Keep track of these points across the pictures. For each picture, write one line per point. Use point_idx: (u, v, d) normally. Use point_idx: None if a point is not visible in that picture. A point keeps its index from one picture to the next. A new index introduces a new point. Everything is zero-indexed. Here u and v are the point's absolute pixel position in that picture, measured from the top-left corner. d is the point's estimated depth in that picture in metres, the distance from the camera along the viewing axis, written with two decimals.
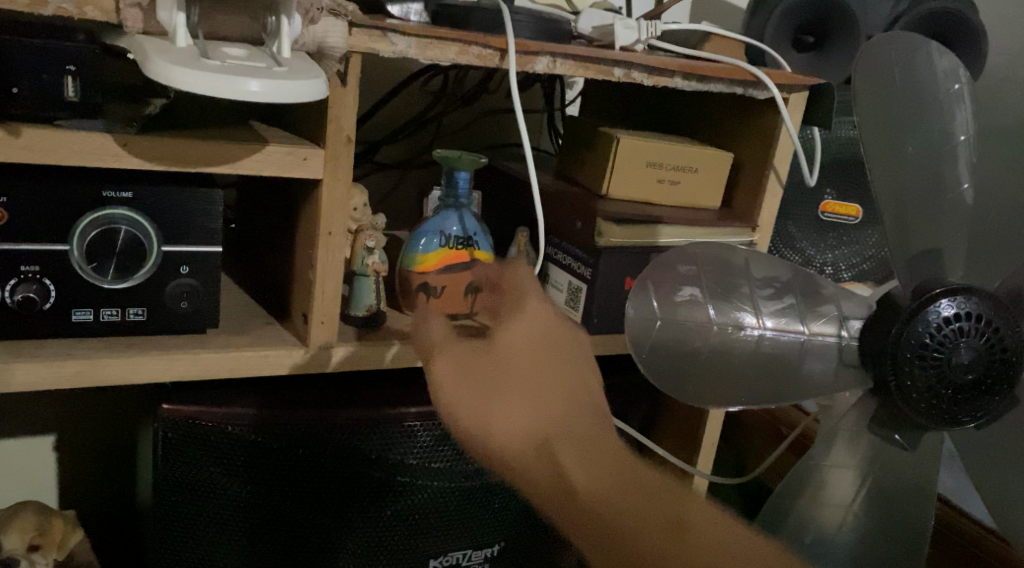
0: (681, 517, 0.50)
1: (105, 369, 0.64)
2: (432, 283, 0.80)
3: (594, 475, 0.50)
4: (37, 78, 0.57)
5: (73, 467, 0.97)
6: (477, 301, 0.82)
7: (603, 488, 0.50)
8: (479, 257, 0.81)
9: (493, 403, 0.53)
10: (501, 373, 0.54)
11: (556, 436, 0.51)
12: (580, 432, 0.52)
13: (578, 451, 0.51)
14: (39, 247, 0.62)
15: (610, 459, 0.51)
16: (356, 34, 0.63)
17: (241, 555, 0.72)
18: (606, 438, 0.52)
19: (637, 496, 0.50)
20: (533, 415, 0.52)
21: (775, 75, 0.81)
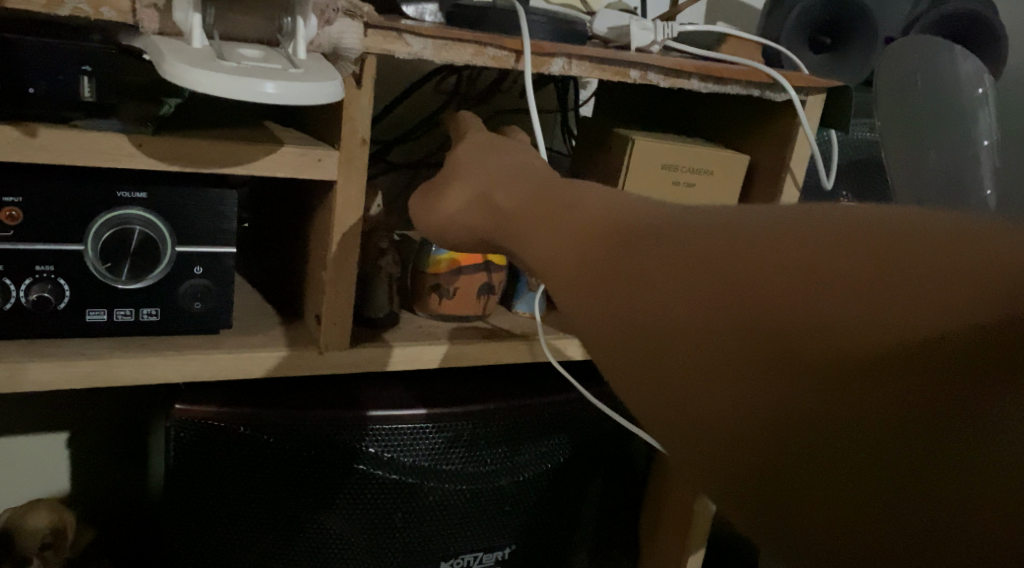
0: (704, 245, 0.39)
1: (118, 369, 0.64)
2: (445, 285, 0.80)
3: (605, 249, 0.44)
4: (53, 78, 0.57)
5: (84, 464, 0.97)
6: (487, 302, 0.82)
7: (626, 262, 0.42)
8: (491, 261, 0.81)
9: (530, 221, 0.52)
10: (531, 212, 0.53)
11: (574, 250, 0.46)
12: (608, 214, 0.47)
13: (598, 250, 0.45)
14: (54, 247, 0.62)
15: (628, 214, 0.46)
16: (372, 35, 0.62)
17: (251, 554, 0.72)
18: (645, 220, 0.44)
19: (673, 257, 0.40)
20: (569, 236, 0.48)
21: (793, 77, 0.81)
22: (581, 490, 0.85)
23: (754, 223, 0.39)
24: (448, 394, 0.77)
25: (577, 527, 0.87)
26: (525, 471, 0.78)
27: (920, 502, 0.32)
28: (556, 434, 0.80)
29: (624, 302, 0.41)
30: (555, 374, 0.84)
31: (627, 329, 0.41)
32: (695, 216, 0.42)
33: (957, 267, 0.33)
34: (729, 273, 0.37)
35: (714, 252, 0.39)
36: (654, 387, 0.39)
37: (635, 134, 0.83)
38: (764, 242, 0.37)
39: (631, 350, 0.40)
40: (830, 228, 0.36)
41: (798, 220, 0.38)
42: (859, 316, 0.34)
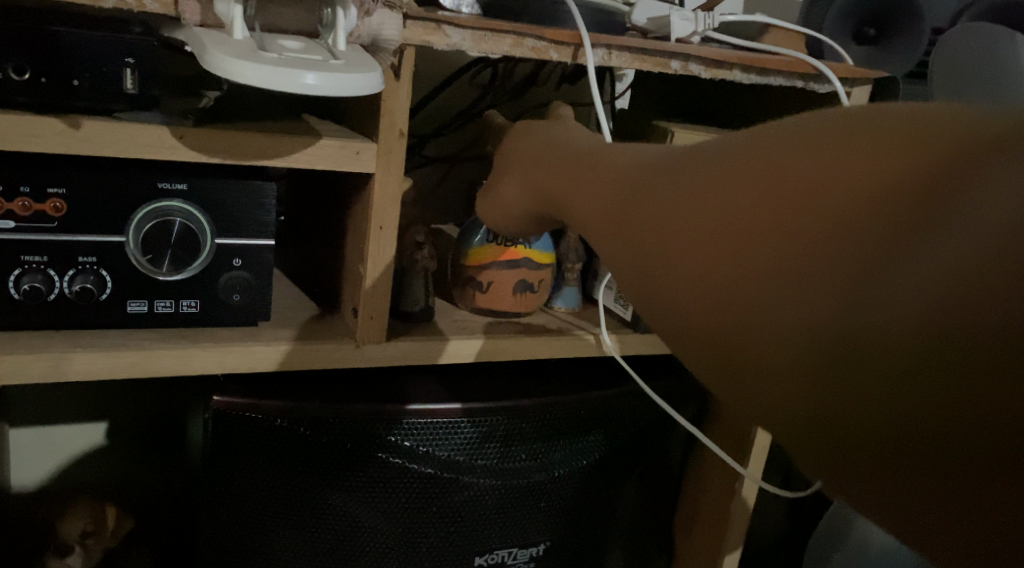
0: (712, 192, 0.38)
1: (159, 360, 0.64)
2: (481, 278, 0.79)
3: (626, 202, 0.43)
4: (97, 71, 0.57)
5: (123, 454, 0.98)
6: (526, 299, 0.80)
7: (645, 215, 0.41)
8: (530, 255, 0.79)
9: (573, 182, 0.51)
10: (571, 173, 0.52)
11: (603, 208, 0.46)
12: (630, 168, 0.46)
13: (621, 202, 0.44)
14: (97, 239, 0.62)
15: (647, 164, 0.45)
16: (411, 27, 0.62)
17: (287, 545, 0.73)
18: (660, 167, 0.43)
19: (684, 207, 0.39)
20: (600, 193, 0.47)
21: (838, 68, 0.79)
22: (617, 487, 0.85)
23: (762, 159, 0.37)
24: (484, 389, 0.77)
25: (613, 523, 0.86)
26: (561, 467, 0.78)
27: (945, 442, 0.32)
28: (592, 431, 0.79)
29: (645, 256, 0.41)
30: (592, 370, 0.84)
31: (652, 284, 0.40)
32: (705, 152, 0.41)
33: (961, 201, 0.32)
34: (732, 229, 0.37)
35: (722, 199, 0.38)
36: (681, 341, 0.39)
37: (674, 127, 0.82)
38: (771, 186, 0.36)
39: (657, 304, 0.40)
40: (835, 165, 0.35)
41: (806, 150, 0.36)
42: (867, 262, 0.33)
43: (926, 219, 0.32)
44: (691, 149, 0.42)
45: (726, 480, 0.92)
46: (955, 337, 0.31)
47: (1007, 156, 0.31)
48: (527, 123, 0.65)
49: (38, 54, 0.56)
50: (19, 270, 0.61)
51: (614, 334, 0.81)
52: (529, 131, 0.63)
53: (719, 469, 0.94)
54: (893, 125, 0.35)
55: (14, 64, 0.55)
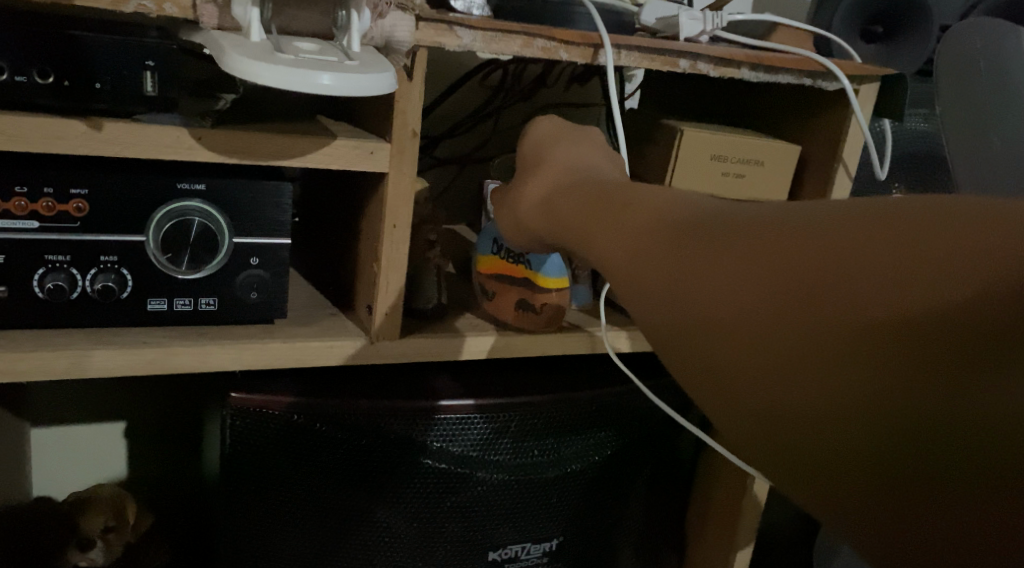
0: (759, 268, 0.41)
1: (178, 357, 0.65)
2: (485, 287, 0.79)
3: (664, 255, 0.46)
4: (119, 74, 0.59)
5: (141, 451, 0.99)
6: (523, 317, 0.77)
7: (686, 277, 0.44)
8: (530, 274, 0.76)
9: (597, 209, 0.53)
10: (593, 203, 0.54)
11: (634, 251, 0.48)
12: (669, 214, 0.48)
13: (658, 254, 0.46)
14: (118, 238, 0.64)
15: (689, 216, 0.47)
16: (423, 28, 0.63)
17: (304, 539, 0.74)
18: (703, 225, 0.45)
19: (729, 279, 0.42)
20: (628, 232, 0.49)
21: (846, 66, 0.80)
22: (628, 483, 0.85)
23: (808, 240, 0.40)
24: (496, 385, 0.78)
25: (625, 519, 0.87)
26: (572, 462, 0.79)
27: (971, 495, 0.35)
28: (603, 426, 0.80)
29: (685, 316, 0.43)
30: (603, 366, 0.84)
31: (690, 343, 0.43)
32: (747, 226, 0.43)
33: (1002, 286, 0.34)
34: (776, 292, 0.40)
35: (772, 278, 0.40)
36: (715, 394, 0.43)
37: (684, 125, 0.83)
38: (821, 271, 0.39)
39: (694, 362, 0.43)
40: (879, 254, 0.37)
41: (853, 236, 0.39)
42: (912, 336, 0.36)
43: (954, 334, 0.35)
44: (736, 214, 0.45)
45: (737, 476, 0.93)
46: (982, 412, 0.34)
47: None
48: (543, 133, 0.65)
49: (60, 58, 0.57)
50: (42, 269, 0.63)
51: (625, 331, 0.82)
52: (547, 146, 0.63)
53: (730, 466, 0.94)
54: (933, 221, 0.37)
55: (37, 69, 0.57)
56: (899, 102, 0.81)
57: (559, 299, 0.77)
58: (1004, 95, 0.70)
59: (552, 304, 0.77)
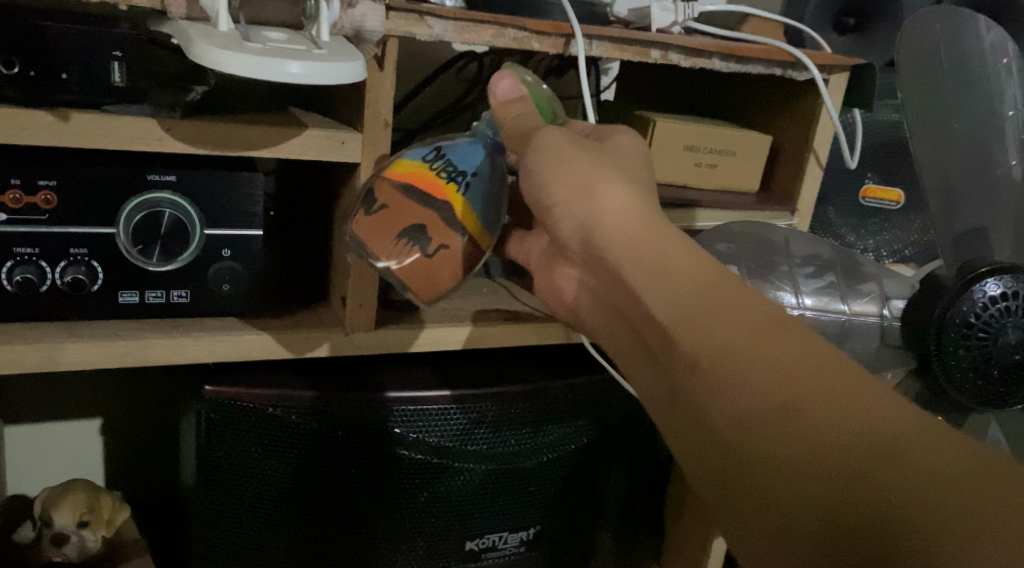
0: (800, 400, 0.46)
1: (151, 349, 0.65)
2: (379, 196, 0.62)
3: (725, 340, 0.50)
4: (86, 64, 0.58)
5: (118, 447, 0.99)
6: (406, 254, 0.62)
7: (733, 366, 0.49)
8: (452, 208, 0.62)
9: (638, 244, 0.56)
10: (641, 253, 0.56)
11: (702, 312, 0.52)
12: (749, 308, 0.51)
13: (722, 336, 0.50)
14: (88, 230, 0.64)
15: (770, 322, 0.50)
16: (393, 18, 0.63)
17: (279, 535, 0.73)
18: (730, 319, 0.51)
19: (770, 393, 0.47)
20: (698, 295, 0.53)
21: (816, 56, 0.80)
22: (607, 474, 0.85)
23: (852, 409, 0.45)
24: (472, 376, 0.78)
25: (604, 510, 0.87)
26: (549, 452, 0.79)
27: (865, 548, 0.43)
28: (581, 416, 0.80)
29: (717, 389, 0.49)
30: (579, 356, 0.85)
31: (711, 404, 0.49)
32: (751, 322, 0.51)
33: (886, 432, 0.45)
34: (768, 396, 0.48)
35: (798, 409, 0.46)
36: (696, 435, 0.51)
37: (656, 116, 0.83)
38: (840, 432, 0.45)
39: (703, 407, 0.50)
40: (883, 428, 0.44)
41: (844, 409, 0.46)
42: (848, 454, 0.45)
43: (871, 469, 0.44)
44: (802, 359, 0.48)
45: None
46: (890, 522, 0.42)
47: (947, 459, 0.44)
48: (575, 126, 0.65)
49: (27, 49, 0.57)
50: (12, 261, 0.62)
51: None
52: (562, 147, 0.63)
53: None
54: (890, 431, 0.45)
55: (3, 59, 0.56)
56: (869, 92, 0.82)
57: (459, 260, 0.63)
58: (968, 77, 0.68)
59: (447, 263, 0.63)
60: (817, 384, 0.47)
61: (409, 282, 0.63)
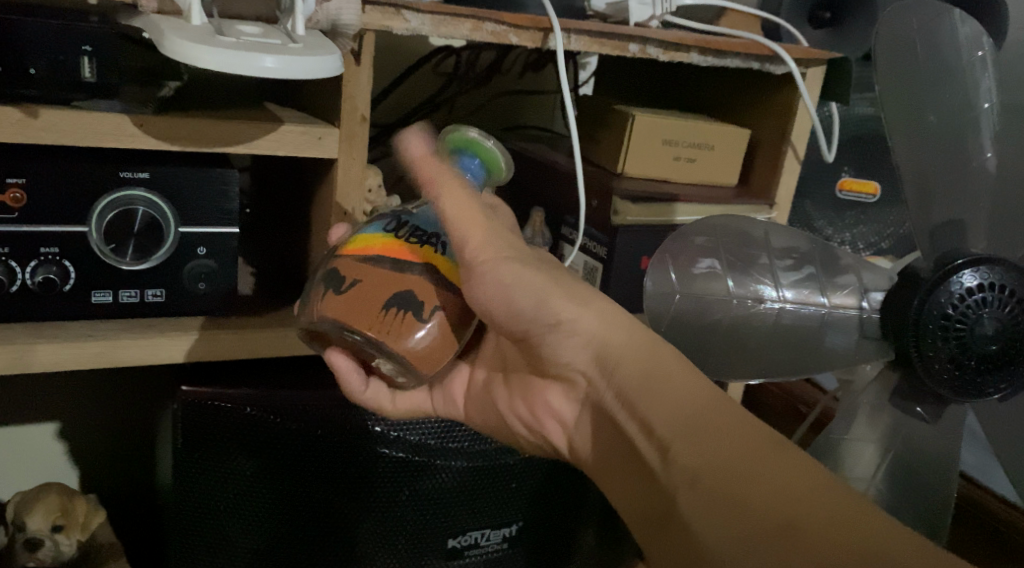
0: (798, 517, 0.47)
1: (125, 350, 0.64)
2: (344, 275, 0.58)
3: (731, 456, 0.50)
4: (53, 60, 0.57)
5: (93, 450, 0.97)
6: (400, 324, 0.57)
7: (733, 483, 0.49)
8: (432, 267, 0.59)
9: (634, 358, 0.57)
10: (640, 358, 0.57)
11: (703, 421, 0.52)
12: (750, 424, 0.51)
13: (722, 452, 0.50)
14: (58, 229, 0.62)
15: (769, 440, 0.50)
16: (370, 12, 0.63)
17: (258, 537, 0.72)
18: (720, 415, 0.52)
19: (771, 499, 0.48)
20: (696, 408, 0.53)
21: (793, 50, 0.80)
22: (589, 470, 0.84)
23: (830, 506, 0.47)
24: None
25: (586, 508, 0.86)
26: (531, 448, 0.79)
27: None
28: None
29: (713, 514, 0.49)
30: None
31: (706, 526, 0.49)
32: (737, 419, 0.52)
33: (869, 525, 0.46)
34: (749, 483, 0.49)
35: (795, 526, 0.46)
36: (687, 559, 0.51)
37: (634, 110, 0.83)
38: (822, 524, 0.46)
39: (699, 530, 0.50)
40: (879, 538, 0.45)
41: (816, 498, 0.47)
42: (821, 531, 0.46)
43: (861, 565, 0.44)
44: (786, 466, 0.49)
45: None
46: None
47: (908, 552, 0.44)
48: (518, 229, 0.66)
49: None
50: None
51: None
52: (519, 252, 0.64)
53: None
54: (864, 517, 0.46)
55: None
56: (845, 85, 0.82)
57: (457, 319, 0.59)
58: (941, 72, 0.68)
59: (446, 324, 0.59)
60: (777, 482, 0.48)
61: (413, 361, 0.58)
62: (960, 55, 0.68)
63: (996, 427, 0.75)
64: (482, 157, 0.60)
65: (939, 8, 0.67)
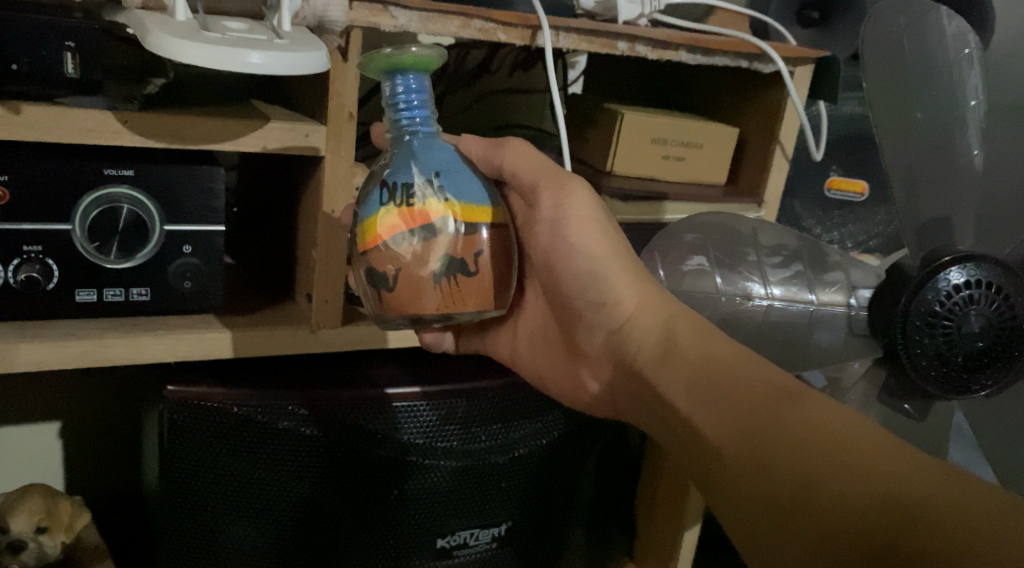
0: (820, 472, 0.50)
1: (110, 348, 0.64)
2: (384, 268, 0.58)
3: (746, 420, 0.54)
4: (35, 54, 0.56)
5: (77, 451, 0.96)
6: (460, 288, 0.59)
7: (763, 436, 0.52)
8: (451, 216, 0.57)
9: (653, 336, 0.63)
10: (662, 337, 0.62)
11: (711, 388, 0.56)
12: (765, 380, 0.55)
13: (743, 417, 0.54)
14: (41, 227, 0.62)
15: (784, 392, 0.54)
16: (357, 8, 0.62)
17: (247, 537, 0.71)
18: (738, 368, 0.56)
19: (802, 444, 0.51)
20: (716, 369, 0.57)
21: (781, 48, 0.80)
22: (578, 467, 0.84)
23: (852, 443, 0.50)
24: (441, 371, 0.77)
25: (576, 505, 0.86)
26: (520, 447, 0.78)
27: (861, 542, 0.47)
28: (553, 408, 0.79)
29: (745, 468, 0.53)
30: None
31: (738, 480, 0.53)
32: (754, 374, 0.56)
33: (892, 457, 0.49)
34: (773, 433, 0.52)
35: (818, 475, 0.50)
36: (726, 508, 0.54)
37: (623, 108, 0.83)
38: (844, 468, 0.49)
39: (732, 482, 0.53)
40: (896, 469, 0.48)
41: (838, 438, 0.50)
42: (847, 472, 0.49)
43: (889, 501, 0.47)
44: (814, 415, 0.52)
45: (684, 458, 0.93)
46: (882, 509, 0.47)
47: (934, 477, 0.47)
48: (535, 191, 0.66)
49: None
50: None
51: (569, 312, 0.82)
52: (550, 230, 0.63)
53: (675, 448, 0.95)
54: (884, 449, 0.49)
55: None
56: (834, 83, 0.82)
57: (502, 263, 0.61)
58: (928, 70, 0.68)
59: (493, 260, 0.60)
60: (803, 429, 0.51)
61: (485, 307, 0.60)
62: (946, 51, 0.68)
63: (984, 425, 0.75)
64: (413, 70, 0.57)
65: (925, 5, 0.67)
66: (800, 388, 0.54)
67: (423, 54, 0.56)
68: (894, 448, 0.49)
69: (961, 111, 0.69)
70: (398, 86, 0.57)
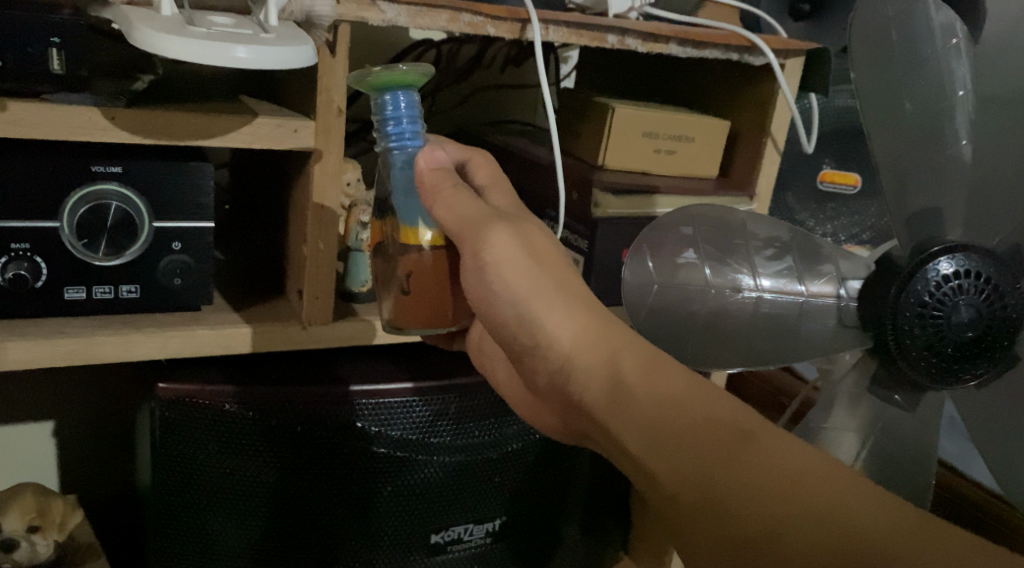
0: (773, 525, 0.43)
1: (99, 347, 0.63)
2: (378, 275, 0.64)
3: (693, 464, 0.46)
4: (22, 51, 0.56)
5: (72, 451, 0.96)
6: (406, 305, 0.62)
7: (715, 487, 0.45)
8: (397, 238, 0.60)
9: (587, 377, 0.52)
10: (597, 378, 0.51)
11: (661, 434, 0.47)
12: (712, 425, 0.46)
13: (693, 464, 0.46)
14: (30, 225, 0.61)
15: (734, 431, 0.46)
16: (346, 3, 0.62)
17: (240, 532, 0.71)
18: (681, 415, 0.47)
19: (756, 496, 0.44)
20: (661, 415, 0.47)
21: (771, 41, 0.80)
22: (572, 462, 0.84)
23: (813, 487, 0.44)
24: (435, 367, 0.77)
25: (571, 499, 0.86)
26: (513, 443, 0.78)
27: None
28: None
29: (698, 522, 0.45)
30: None
31: (691, 531, 0.46)
32: (699, 412, 0.47)
33: (858, 503, 0.43)
34: (723, 483, 0.45)
35: (775, 531, 0.43)
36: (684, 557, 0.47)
37: (614, 103, 0.83)
38: (804, 520, 0.43)
39: (681, 527, 0.46)
40: (862, 514, 0.42)
41: (794, 480, 0.44)
42: (811, 530, 0.43)
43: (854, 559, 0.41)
44: (773, 463, 0.44)
45: None
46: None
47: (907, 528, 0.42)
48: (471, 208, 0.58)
49: None
50: None
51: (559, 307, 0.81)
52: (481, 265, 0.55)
53: None
54: (845, 503, 0.43)
55: None
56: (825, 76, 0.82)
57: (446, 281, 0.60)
58: (915, 62, 0.68)
59: (433, 283, 0.60)
60: (757, 477, 0.44)
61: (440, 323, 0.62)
62: (933, 43, 0.68)
63: (978, 417, 0.75)
64: (401, 87, 0.57)
65: None
66: (753, 429, 0.46)
67: (412, 73, 0.56)
68: (861, 491, 0.43)
69: (949, 102, 0.68)
70: (386, 101, 0.57)
